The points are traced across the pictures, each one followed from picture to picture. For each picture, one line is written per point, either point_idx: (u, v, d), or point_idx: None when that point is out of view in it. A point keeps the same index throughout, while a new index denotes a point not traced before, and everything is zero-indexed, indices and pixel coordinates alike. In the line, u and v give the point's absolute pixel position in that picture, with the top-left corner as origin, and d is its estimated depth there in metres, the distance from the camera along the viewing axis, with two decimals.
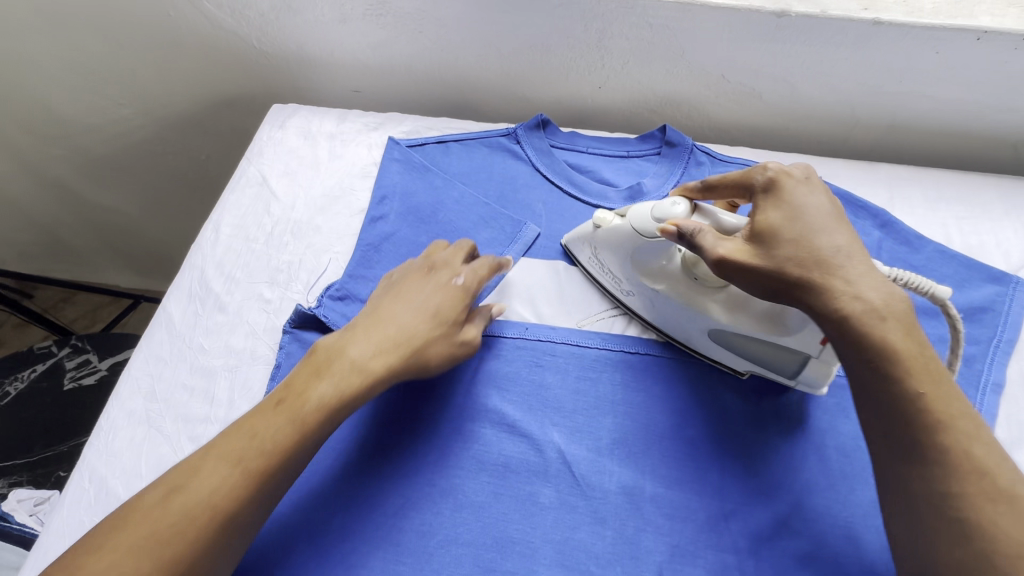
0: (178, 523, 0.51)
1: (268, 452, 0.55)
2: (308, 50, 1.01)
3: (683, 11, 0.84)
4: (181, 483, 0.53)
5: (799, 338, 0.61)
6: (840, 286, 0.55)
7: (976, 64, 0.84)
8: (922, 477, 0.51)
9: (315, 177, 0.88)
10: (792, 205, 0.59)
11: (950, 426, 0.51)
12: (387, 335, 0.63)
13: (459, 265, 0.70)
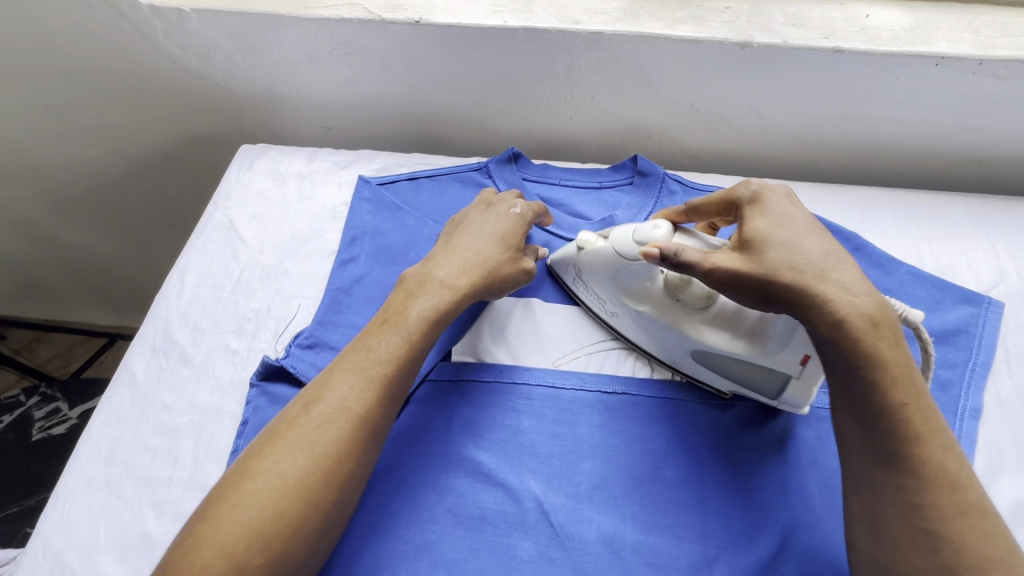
0: (320, 430, 0.57)
1: (386, 361, 0.61)
2: (277, 89, 1.01)
3: (648, 44, 0.85)
4: (317, 397, 0.59)
5: (779, 357, 0.61)
6: (833, 294, 0.54)
7: (936, 88, 0.85)
8: (905, 498, 0.51)
9: (285, 219, 0.86)
10: (779, 215, 0.60)
11: (937, 448, 0.52)
12: (467, 260, 0.70)
13: (513, 200, 0.78)
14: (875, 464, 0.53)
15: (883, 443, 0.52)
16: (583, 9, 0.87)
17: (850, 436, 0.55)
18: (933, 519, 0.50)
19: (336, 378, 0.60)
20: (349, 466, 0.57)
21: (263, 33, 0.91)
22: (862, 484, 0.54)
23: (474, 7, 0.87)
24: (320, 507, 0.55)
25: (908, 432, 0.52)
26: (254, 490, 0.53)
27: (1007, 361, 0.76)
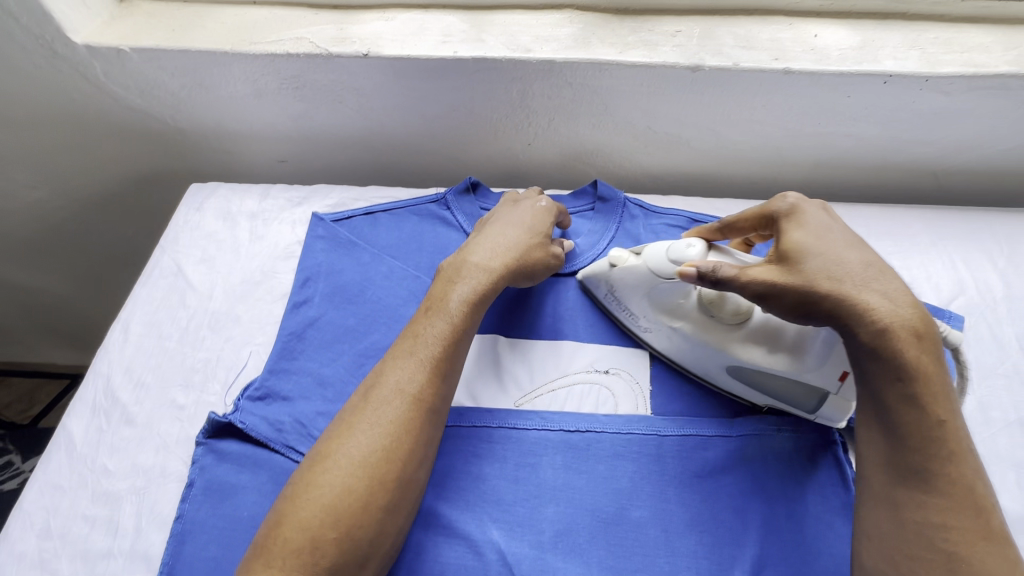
0: (383, 409, 0.58)
1: (435, 343, 0.62)
2: (227, 124, 0.98)
3: (600, 70, 0.84)
4: (376, 381, 0.60)
5: (819, 373, 0.62)
6: (874, 302, 0.54)
7: (887, 104, 0.86)
8: (926, 515, 0.50)
9: (235, 261, 0.83)
10: (819, 228, 0.60)
11: (966, 469, 0.51)
12: (501, 245, 0.71)
13: (538, 196, 0.81)
14: (899, 478, 0.52)
15: (910, 456, 0.51)
16: (534, 36, 0.86)
17: (877, 447, 0.54)
18: (955, 540, 0.49)
19: (392, 362, 0.61)
20: (411, 444, 0.57)
21: (208, 70, 0.88)
22: (881, 499, 0.53)
23: (424, 38, 0.86)
24: (387, 483, 0.55)
25: (939, 449, 0.51)
26: (325, 471, 0.55)
27: (969, 377, 0.76)
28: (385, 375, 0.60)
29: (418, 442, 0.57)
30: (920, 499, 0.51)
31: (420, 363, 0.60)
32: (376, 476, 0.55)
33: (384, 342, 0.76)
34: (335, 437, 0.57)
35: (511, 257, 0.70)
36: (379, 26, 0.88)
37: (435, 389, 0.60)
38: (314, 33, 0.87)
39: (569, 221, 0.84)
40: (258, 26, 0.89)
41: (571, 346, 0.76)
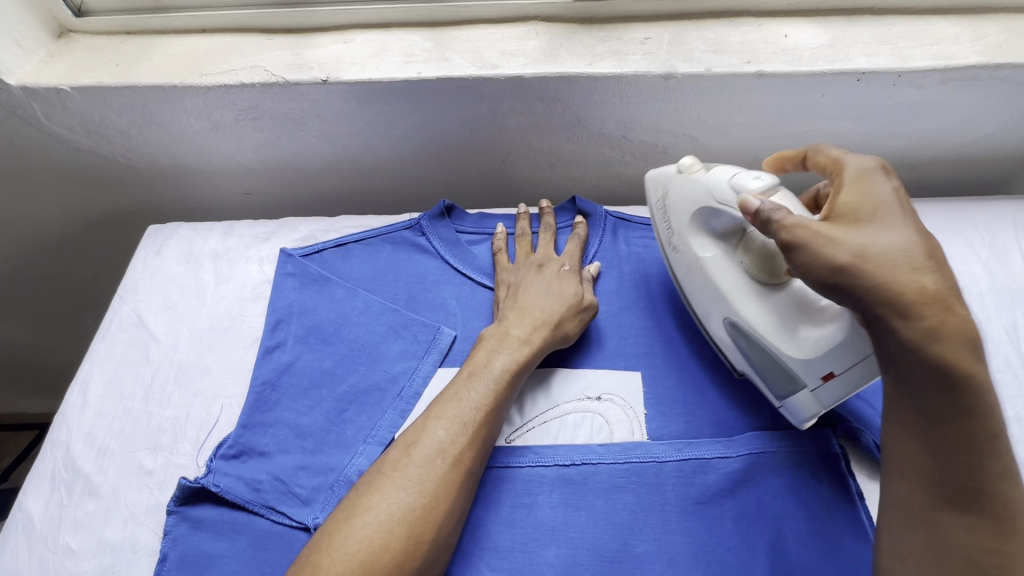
0: (425, 467, 0.56)
1: (478, 408, 0.61)
2: (184, 159, 0.93)
3: (571, 84, 0.82)
4: (413, 439, 0.58)
5: (805, 362, 0.59)
6: (926, 291, 0.47)
7: (861, 101, 0.85)
8: (969, 536, 0.47)
9: (201, 307, 0.79)
10: (872, 205, 0.53)
11: (1014, 487, 0.46)
12: (538, 319, 0.70)
13: (559, 257, 0.79)
14: (942, 497, 0.48)
15: (957, 474, 0.47)
16: (500, 51, 0.83)
17: (916, 460, 0.49)
18: (1005, 565, 0.45)
19: (432, 420, 0.59)
20: (449, 506, 0.55)
21: (158, 105, 0.83)
22: (921, 519, 0.49)
23: (386, 59, 0.83)
24: (422, 544, 0.53)
25: (987, 464, 0.46)
26: (361, 525, 0.52)
27: None
28: (427, 428, 0.58)
29: (456, 507, 0.56)
30: (963, 518, 0.47)
31: (459, 422, 0.59)
32: (415, 536, 0.52)
33: (364, 384, 0.72)
34: (371, 487, 0.55)
35: (547, 330, 0.69)
36: (337, 49, 0.84)
37: (476, 451, 0.59)
38: (269, 60, 0.83)
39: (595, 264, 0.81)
40: (208, 55, 0.84)
41: (560, 373, 0.72)
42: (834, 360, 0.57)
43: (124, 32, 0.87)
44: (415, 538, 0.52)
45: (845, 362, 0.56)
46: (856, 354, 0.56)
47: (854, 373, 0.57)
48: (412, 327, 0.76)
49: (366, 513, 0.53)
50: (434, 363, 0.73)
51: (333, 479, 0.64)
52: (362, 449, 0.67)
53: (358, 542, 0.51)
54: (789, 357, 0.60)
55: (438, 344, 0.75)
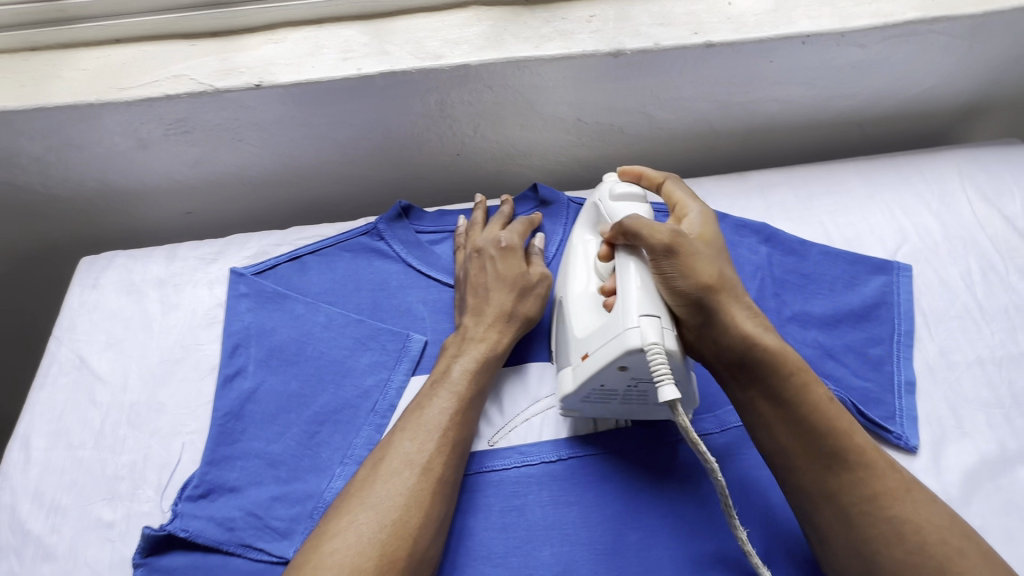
0: (393, 481, 0.54)
1: (444, 414, 0.59)
2: (112, 183, 0.86)
3: (519, 68, 0.79)
4: (381, 454, 0.56)
5: (580, 341, 0.62)
6: (748, 316, 0.58)
7: (809, 64, 0.85)
8: (861, 493, 0.54)
9: (148, 341, 0.73)
10: (712, 235, 0.64)
11: (861, 436, 0.56)
12: (488, 318, 0.67)
13: (497, 233, 0.73)
14: (826, 469, 0.55)
15: (823, 445, 0.55)
16: (442, 40, 0.80)
17: (790, 446, 0.56)
18: (892, 506, 0.53)
19: (398, 433, 0.57)
20: (424, 519, 0.53)
21: (74, 125, 0.77)
22: (823, 497, 0.55)
23: (323, 57, 0.78)
24: (398, 562, 0.50)
25: (835, 429, 0.55)
26: (331, 551, 0.50)
27: (926, 325, 0.77)
28: (392, 442, 0.57)
29: (432, 517, 0.53)
30: (848, 482, 0.54)
31: (423, 432, 0.57)
32: (388, 554, 0.50)
33: (335, 403, 0.68)
34: (339, 510, 0.53)
35: (503, 323, 0.67)
36: (268, 50, 0.79)
37: (447, 457, 0.56)
38: (195, 68, 0.77)
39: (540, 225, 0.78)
40: (126, 67, 0.77)
41: (537, 367, 0.71)
42: (592, 342, 0.60)
43: (29, 49, 0.80)
44: (388, 557, 0.50)
45: (596, 343, 0.59)
46: (603, 338, 0.58)
47: (595, 357, 0.59)
48: (379, 336, 0.73)
49: (335, 537, 0.50)
50: (407, 372, 0.70)
51: (312, 506, 0.61)
52: (340, 471, 0.64)
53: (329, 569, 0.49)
54: (571, 329, 0.64)
55: (409, 352, 0.72)
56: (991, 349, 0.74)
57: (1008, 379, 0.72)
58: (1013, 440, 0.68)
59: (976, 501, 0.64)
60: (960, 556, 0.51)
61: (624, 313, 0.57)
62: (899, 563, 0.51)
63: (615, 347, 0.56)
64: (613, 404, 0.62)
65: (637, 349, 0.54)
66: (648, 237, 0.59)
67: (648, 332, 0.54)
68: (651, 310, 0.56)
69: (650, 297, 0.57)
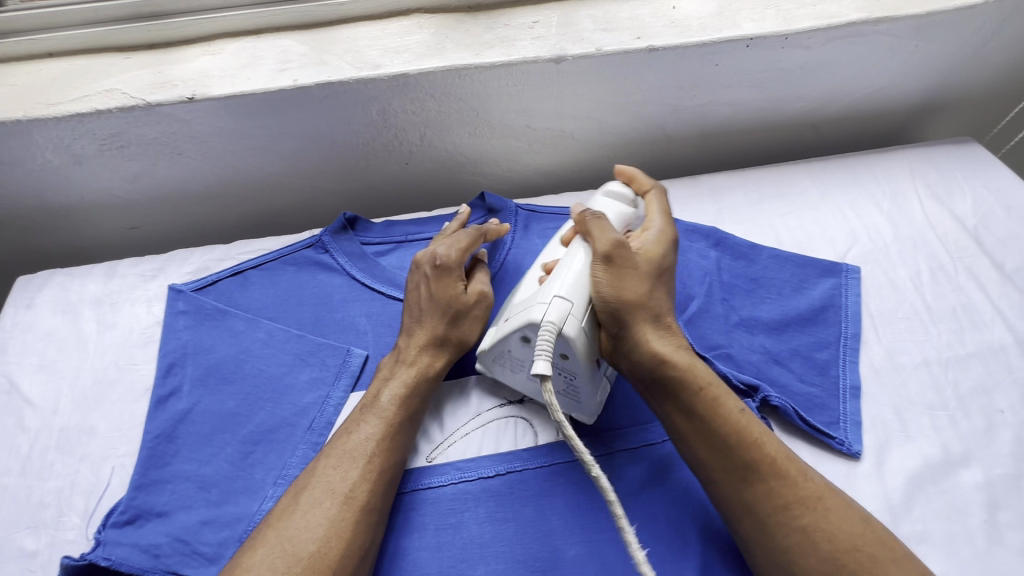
0: (313, 512, 0.52)
1: (372, 439, 0.57)
2: (51, 200, 0.84)
3: (460, 76, 0.78)
4: (305, 483, 0.55)
5: (508, 307, 0.65)
6: (665, 335, 0.60)
7: (755, 67, 0.85)
8: (773, 505, 0.53)
9: (82, 362, 0.72)
10: (664, 256, 0.65)
11: (772, 445, 0.55)
12: (417, 345, 0.64)
13: (436, 247, 0.68)
14: (739, 481, 0.54)
15: (732, 456, 0.55)
16: (382, 49, 0.79)
17: (706, 458, 0.56)
18: (803, 515, 0.52)
19: (323, 460, 0.56)
20: (344, 551, 0.51)
21: (4, 142, 0.75)
22: (740, 510, 0.54)
23: (259, 68, 0.77)
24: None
25: (743, 439, 0.55)
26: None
27: (874, 328, 0.76)
28: (316, 471, 0.55)
29: (354, 548, 0.51)
30: (762, 493, 0.53)
31: (347, 460, 0.55)
32: None
33: (271, 422, 0.67)
34: (258, 543, 0.51)
35: (435, 349, 0.64)
36: (204, 62, 0.78)
37: (372, 485, 0.54)
38: (128, 81, 0.75)
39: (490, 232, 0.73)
40: (57, 81, 0.76)
41: (480, 380, 0.70)
42: (513, 310, 0.63)
43: None
44: None
45: (514, 313, 0.61)
46: (521, 306, 0.61)
47: (507, 322, 0.61)
48: (319, 352, 0.71)
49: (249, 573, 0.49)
50: (346, 388, 0.69)
51: (241, 530, 0.59)
52: (272, 492, 0.62)
53: None
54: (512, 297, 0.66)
55: (349, 367, 0.70)
56: (938, 351, 0.74)
57: (954, 381, 0.72)
58: (957, 443, 0.67)
59: (919, 506, 0.63)
60: (873, 564, 0.50)
61: (547, 289, 0.60)
62: (815, 574, 0.50)
63: (522, 316, 0.59)
64: (522, 375, 0.64)
65: (536, 321, 0.57)
66: (596, 240, 0.62)
67: (551, 312, 0.57)
68: (564, 294, 0.58)
69: (576, 286, 0.59)
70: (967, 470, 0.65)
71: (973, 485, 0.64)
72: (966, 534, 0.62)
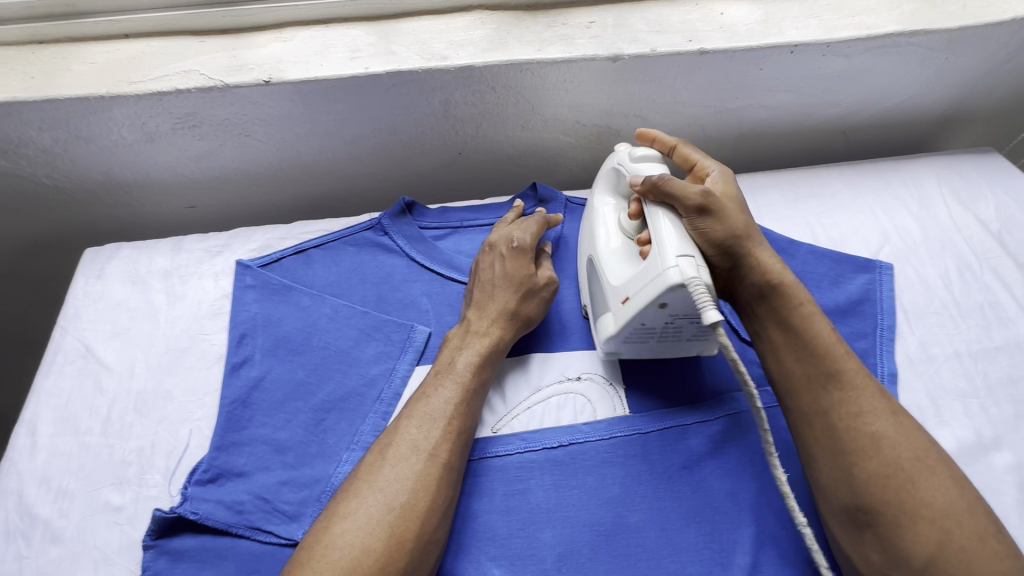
0: (400, 466, 0.57)
1: (448, 403, 0.62)
2: (117, 176, 0.87)
3: (521, 70, 0.82)
4: (388, 441, 0.59)
5: (618, 284, 0.66)
6: (768, 259, 0.65)
7: (796, 73, 0.89)
8: (847, 411, 0.58)
9: (154, 330, 0.74)
10: (734, 192, 0.71)
11: (854, 361, 0.60)
12: (490, 315, 0.69)
13: (512, 232, 0.75)
14: (819, 390, 0.59)
15: (817, 366, 0.60)
16: (447, 42, 0.82)
17: (792, 371, 0.61)
18: (874, 423, 0.57)
19: (404, 421, 0.60)
20: (430, 503, 0.56)
21: (83, 117, 0.78)
22: (815, 413, 0.59)
23: (330, 56, 0.80)
24: (405, 543, 0.53)
25: (828, 352, 0.60)
26: (342, 532, 0.53)
27: (907, 321, 0.81)
28: (397, 429, 0.60)
29: (438, 502, 0.56)
30: (837, 400, 0.58)
31: (425, 420, 0.60)
32: (395, 536, 0.53)
33: (341, 391, 0.70)
34: (350, 494, 0.56)
35: (505, 320, 0.69)
36: (276, 48, 0.81)
37: (451, 444, 0.59)
38: (204, 63, 0.78)
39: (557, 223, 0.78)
40: (135, 61, 0.79)
41: (539, 358, 0.73)
42: (632, 285, 0.63)
43: (37, 42, 0.81)
44: (395, 538, 0.53)
45: (637, 287, 0.62)
46: (644, 279, 0.61)
47: (636, 299, 0.62)
48: (384, 327, 0.74)
49: (344, 521, 0.54)
50: (412, 362, 0.72)
51: (319, 491, 0.62)
52: (347, 456, 0.65)
53: (341, 550, 0.52)
54: (607, 279, 0.68)
55: (413, 342, 0.74)
56: (968, 344, 0.78)
57: (984, 371, 0.76)
58: (988, 427, 0.72)
59: None
60: (931, 475, 0.54)
61: (661, 256, 0.59)
62: (872, 474, 0.55)
63: (656, 287, 0.59)
64: (652, 340, 0.67)
65: (679, 286, 0.57)
66: (682, 197, 0.63)
67: (687, 268, 0.57)
68: (687, 250, 0.58)
69: (682, 241, 0.60)
70: (999, 453, 0.70)
71: (1005, 466, 0.69)
72: (999, 510, 0.67)
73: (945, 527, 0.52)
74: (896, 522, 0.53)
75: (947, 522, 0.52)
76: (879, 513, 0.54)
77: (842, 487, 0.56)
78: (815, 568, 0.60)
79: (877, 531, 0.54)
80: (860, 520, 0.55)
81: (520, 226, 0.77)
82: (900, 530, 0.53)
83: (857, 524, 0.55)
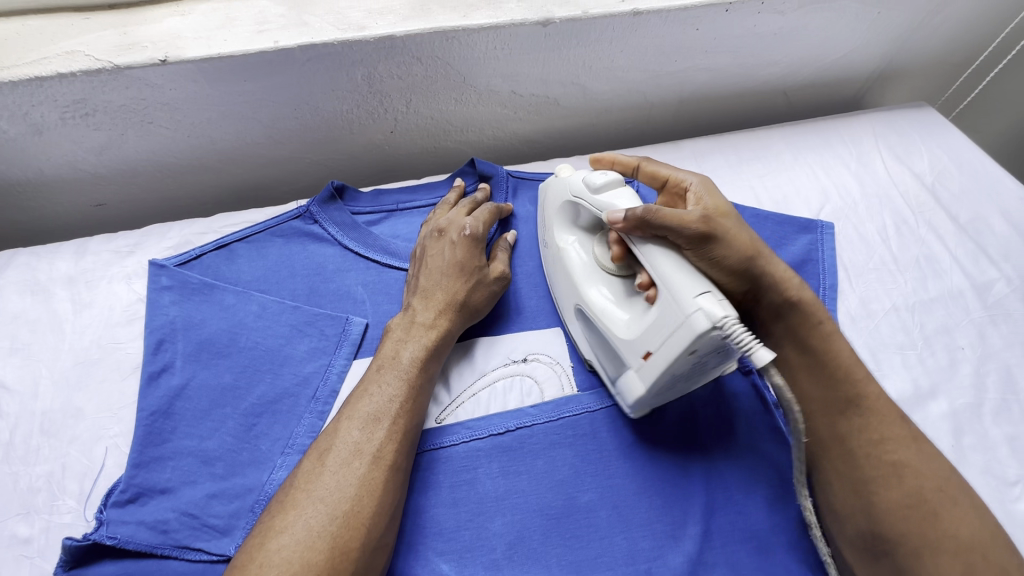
0: (343, 472, 0.53)
1: (395, 402, 0.58)
2: (7, 176, 0.79)
3: (448, 39, 0.76)
4: (327, 444, 0.56)
5: (631, 339, 0.60)
6: (785, 274, 0.64)
7: (734, 33, 0.87)
8: (869, 438, 0.58)
9: (59, 343, 0.68)
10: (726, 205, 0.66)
11: (875, 384, 0.61)
12: (439, 309, 0.66)
13: (463, 218, 0.72)
14: (837, 414, 0.60)
15: (838, 391, 0.61)
16: (365, 11, 0.76)
17: (810, 393, 0.62)
18: (895, 451, 0.57)
19: (344, 423, 0.57)
20: (376, 506, 0.53)
21: None
22: (832, 440, 0.60)
23: (234, 29, 0.72)
24: (350, 552, 0.50)
25: (849, 375, 0.61)
26: (278, 547, 0.49)
27: (848, 279, 0.81)
28: (338, 432, 0.56)
29: (385, 504, 0.54)
30: (859, 426, 0.59)
31: (370, 424, 0.57)
32: (339, 546, 0.50)
33: (273, 393, 0.65)
34: (287, 506, 0.52)
35: (452, 312, 0.66)
36: (172, 23, 0.72)
37: (398, 445, 0.56)
38: (90, 43, 0.70)
39: (506, 211, 0.76)
40: (6, 43, 0.69)
41: (483, 342, 0.70)
42: (650, 337, 0.57)
43: None
44: (338, 549, 0.50)
45: (657, 341, 0.56)
46: (665, 330, 0.55)
47: (662, 353, 0.56)
48: (317, 322, 0.70)
49: (282, 536, 0.50)
50: (348, 356, 0.68)
51: (253, 500, 0.59)
52: (281, 461, 0.61)
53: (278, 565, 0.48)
54: (617, 332, 0.61)
55: (349, 336, 0.69)
56: (905, 297, 0.80)
57: (921, 323, 0.78)
58: (925, 378, 0.74)
59: None
60: (954, 505, 0.54)
61: (676, 300, 0.54)
62: (893, 504, 0.55)
63: (683, 336, 0.53)
64: (681, 385, 0.61)
65: (709, 331, 0.51)
66: (680, 227, 0.58)
67: (712, 308, 0.51)
68: (702, 286, 0.53)
69: (691, 278, 0.55)
70: (934, 402, 0.72)
71: (940, 414, 0.71)
72: None
73: (967, 560, 0.52)
74: (916, 554, 0.53)
75: (971, 556, 0.52)
76: (899, 544, 0.54)
77: (859, 514, 0.57)
78: (763, 531, 0.61)
79: (895, 560, 0.54)
80: (876, 547, 0.55)
81: (470, 213, 0.74)
82: (922, 562, 0.53)
83: (874, 552, 0.56)
